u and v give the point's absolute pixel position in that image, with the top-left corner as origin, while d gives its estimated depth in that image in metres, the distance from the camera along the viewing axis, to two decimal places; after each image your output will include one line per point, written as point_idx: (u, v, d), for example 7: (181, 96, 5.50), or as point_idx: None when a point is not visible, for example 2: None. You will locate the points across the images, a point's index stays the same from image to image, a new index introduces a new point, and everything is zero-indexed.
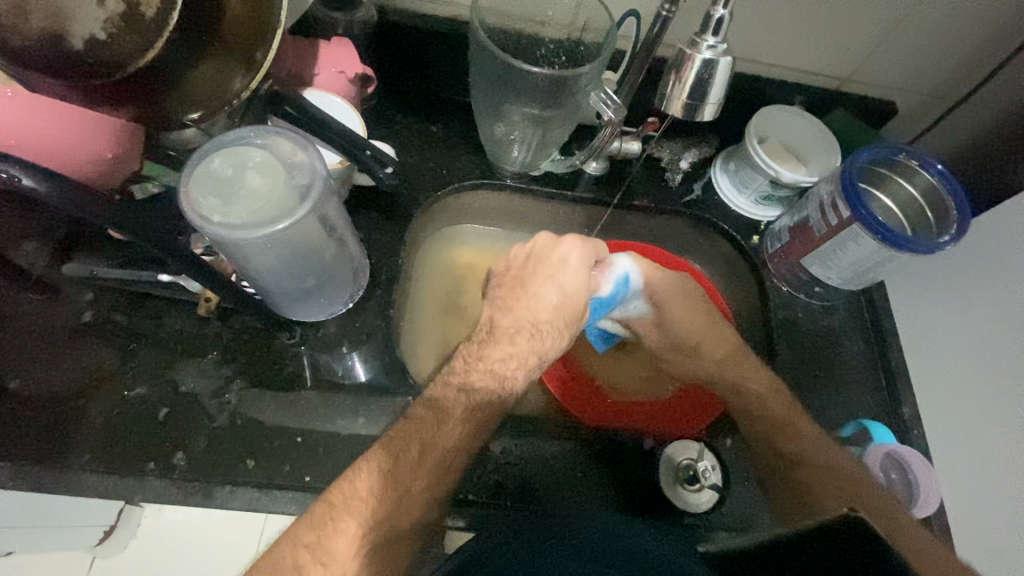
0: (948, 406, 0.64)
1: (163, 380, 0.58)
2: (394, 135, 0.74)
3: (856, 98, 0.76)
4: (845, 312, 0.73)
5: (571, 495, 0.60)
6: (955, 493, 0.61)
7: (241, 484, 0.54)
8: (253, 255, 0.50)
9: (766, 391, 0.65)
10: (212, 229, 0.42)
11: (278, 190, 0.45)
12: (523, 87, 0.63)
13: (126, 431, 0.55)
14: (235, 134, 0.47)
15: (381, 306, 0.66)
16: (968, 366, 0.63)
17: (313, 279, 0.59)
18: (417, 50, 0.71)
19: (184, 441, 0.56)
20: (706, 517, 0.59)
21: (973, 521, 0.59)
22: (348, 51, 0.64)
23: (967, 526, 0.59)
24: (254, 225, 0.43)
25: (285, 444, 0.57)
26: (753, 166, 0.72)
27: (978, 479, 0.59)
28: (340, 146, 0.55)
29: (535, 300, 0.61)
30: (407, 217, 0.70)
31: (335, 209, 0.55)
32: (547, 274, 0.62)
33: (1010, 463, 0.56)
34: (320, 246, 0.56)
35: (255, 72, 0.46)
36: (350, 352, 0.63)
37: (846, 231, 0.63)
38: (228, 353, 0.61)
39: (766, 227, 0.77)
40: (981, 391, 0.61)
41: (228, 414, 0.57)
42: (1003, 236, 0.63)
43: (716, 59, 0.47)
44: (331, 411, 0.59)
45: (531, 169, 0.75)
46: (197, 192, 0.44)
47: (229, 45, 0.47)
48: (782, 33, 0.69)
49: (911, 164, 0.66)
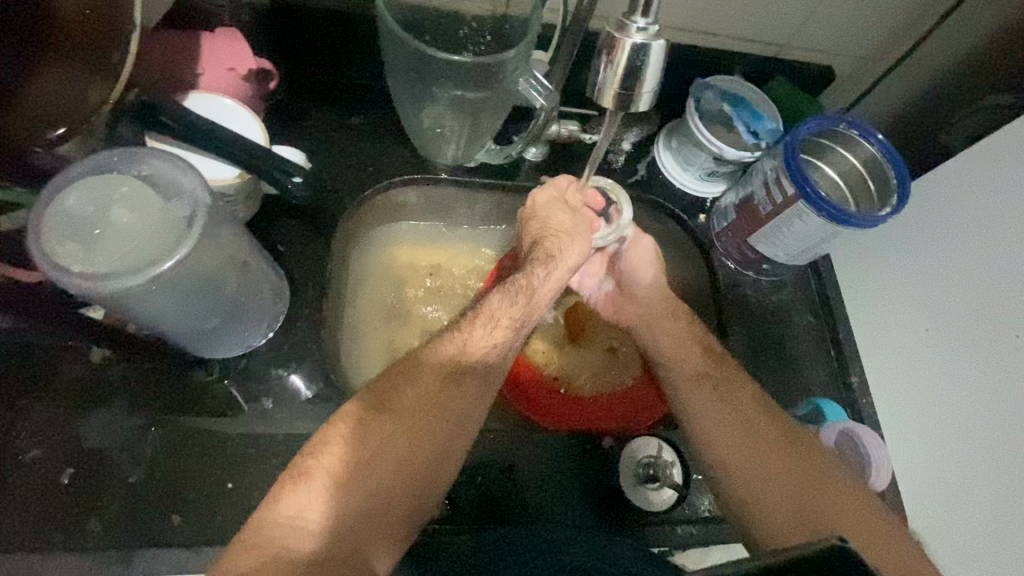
0: (908, 379, 0.63)
1: (62, 438, 0.51)
2: (309, 133, 0.66)
3: (795, 64, 0.74)
4: (792, 287, 0.72)
5: (536, 505, 0.58)
6: (919, 465, 0.61)
7: (166, 545, 0.49)
8: (139, 303, 0.42)
9: (697, 406, 0.60)
10: (72, 283, 0.34)
11: (153, 227, 0.38)
12: (444, 74, 0.57)
13: (24, 501, 0.49)
14: (92, 159, 0.39)
15: (312, 325, 0.60)
16: (902, 326, 0.65)
17: (220, 315, 0.52)
18: (324, 35, 0.63)
19: (97, 505, 0.49)
20: (665, 515, 0.58)
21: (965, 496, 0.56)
22: (237, 45, 0.54)
23: (943, 497, 0.58)
24: (125, 272, 0.36)
25: (213, 492, 0.51)
26: (696, 143, 0.69)
27: (938, 434, 0.59)
28: (237, 159, 0.47)
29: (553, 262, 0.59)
30: (333, 223, 0.64)
31: (229, 232, 0.47)
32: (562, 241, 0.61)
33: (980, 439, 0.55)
34: (223, 275, 0.48)
35: (113, 81, 0.38)
36: (281, 380, 0.57)
37: (792, 209, 0.62)
38: (135, 399, 0.54)
39: (711, 205, 0.75)
40: (953, 344, 0.59)
41: (144, 468, 0.51)
42: (943, 206, 0.63)
43: (648, 43, 0.42)
44: (263, 450, 0.54)
45: (466, 161, 0.69)
46: (47, 235, 0.36)
47: (74, 54, 0.38)
48: (717, 2, 0.66)
49: (851, 134, 0.64)
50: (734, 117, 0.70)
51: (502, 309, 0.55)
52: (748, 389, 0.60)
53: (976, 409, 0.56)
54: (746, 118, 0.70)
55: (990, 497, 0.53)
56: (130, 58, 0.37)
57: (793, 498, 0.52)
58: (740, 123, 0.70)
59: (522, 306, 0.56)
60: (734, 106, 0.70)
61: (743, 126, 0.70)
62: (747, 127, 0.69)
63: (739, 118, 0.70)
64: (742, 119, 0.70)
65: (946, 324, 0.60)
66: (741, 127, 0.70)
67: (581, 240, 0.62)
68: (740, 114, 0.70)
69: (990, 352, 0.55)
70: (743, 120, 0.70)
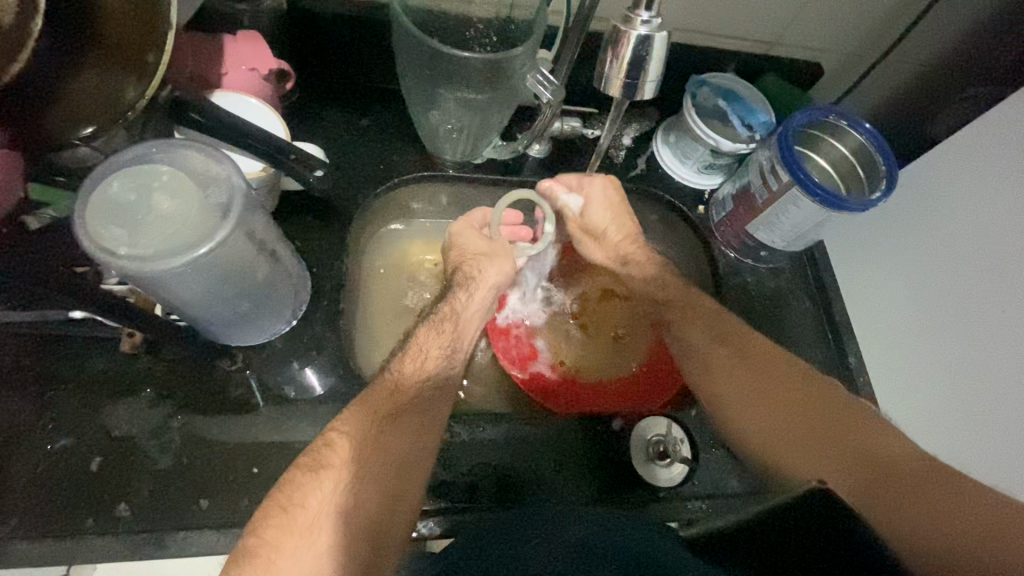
0: (914, 339, 0.65)
1: (92, 427, 0.53)
2: (322, 133, 0.69)
3: (785, 61, 0.77)
4: (789, 273, 0.75)
5: (551, 484, 0.60)
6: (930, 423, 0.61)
7: (196, 528, 0.50)
8: (176, 287, 0.45)
9: (711, 368, 0.61)
10: (120, 264, 0.37)
11: (191, 213, 0.40)
12: (455, 73, 0.59)
13: (56, 488, 0.50)
14: (133, 152, 0.41)
15: (330, 316, 0.62)
16: (899, 300, 0.67)
17: (247, 303, 0.54)
18: (337, 39, 0.66)
19: (127, 491, 0.51)
20: (677, 490, 0.60)
21: (975, 433, 0.56)
22: (258, 47, 0.57)
23: (957, 437, 0.58)
24: (164, 255, 0.38)
25: (240, 478, 0.53)
26: (694, 137, 0.72)
27: (953, 380, 0.59)
28: (263, 153, 0.50)
29: (473, 285, 0.66)
30: (348, 219, 0.66)
31: (260, 221, 0.50)
32: (484, 263, 0.68)
33: (988, 380, 0.56)
34: (252, 264, 0.51)
35: (150, 79, 0.40)
36: (302, 369, 0.59)
37: (787, 196, 0.65)
38: (162, 389, 0.55)
39: (709, 196, 0.78)
40: (953, 299, 0.61)
41: (172, 454, 0.53)
42: (937, 179, 0.66)
43: (652, 34, 0.45)
44: (287, 435, 0.56)
45: (473, 158, 0.72)
46: (95, 221, 0.38)
47: (114, 52, 0.40)
48: (711, 2, 0.69)
49: (840, 124, 0.67)
50: (729, 114, 0.73)
51: (429, 341, 0.60)
52: (771, 352, 0.60)
53: (979, 355, 0.57)
54: (741, 114, 0.72)
55: (1004, 430, 0.53)
56: (164, 59, 0.39)
57: (815, 451, 0.51)
58: (735, 118, 0.73)
59: (449, 335, 0.62)
60: (729, 103, 0.73)
61: (739, 123, 0.72)
62: (742, 123, 0.72)
63: (734, 115, 0.73)
64: (738, 115, 0.73)
65: (951, 278, 0.61)
66: (736, 123, 0.73)
67: (505, 264, 0.69)
68: (735, 111, 0.73)
69: (992, 294, 0.57)
70: (738, 116, 0.72)
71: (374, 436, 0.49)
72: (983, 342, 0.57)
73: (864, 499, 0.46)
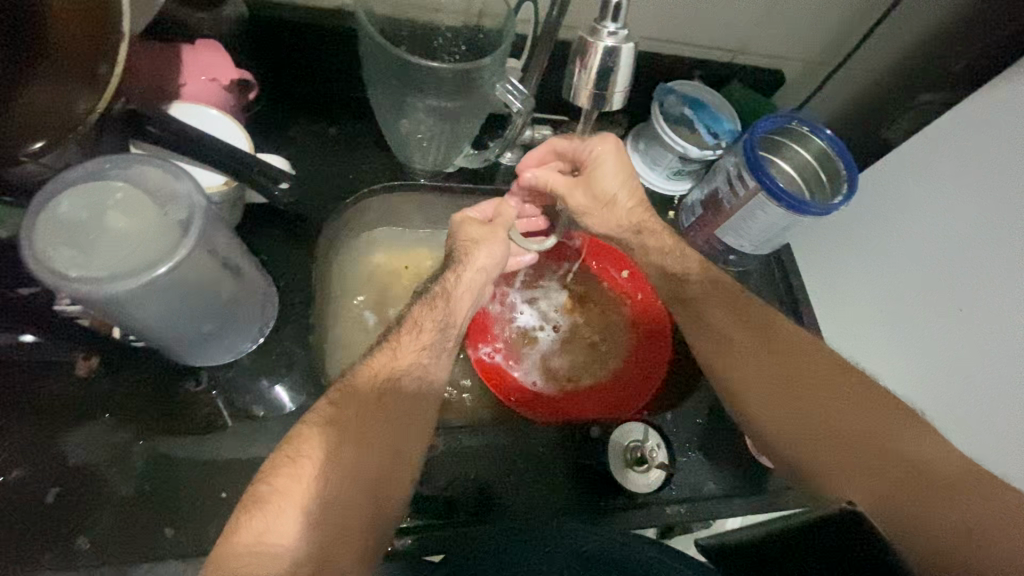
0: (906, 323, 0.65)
1: (47, 457, 0.50)
2: (288, 144, 0.67)
3: (749, 69, 0.79)
4: (758, 276, 0.77)
5: (531, 494, 0.60)
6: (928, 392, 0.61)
7: (162, 557, 0.48)
8: (135, 309, 0.43)
9: (729, 353, 0.59)
10: (72, 286, 0.35)
11: (148, 230, 0.39)
12: (425, 82, 0.59)
13: (9, 523, 0.48)
14: (85, 169, 0.40)
15: (300, 331, 0.60)
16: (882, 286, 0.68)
17: (212, 323, 0.52)
18: (300, 47, 0.64)
19: (87, 522, 0.48)
20: (655, 494, 0.61)
21: (973, 410, 0.56)
22: (219, 55, 0.55)
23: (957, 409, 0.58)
24: (121, 275, 0.37)
25: (208, 502, 0.51)
26: (662, 144, 0.73)
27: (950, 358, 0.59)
28: (227, 166, 0.49)
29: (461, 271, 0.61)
30: (316, 231, 0.65)
31: (223, 237, 0.48)
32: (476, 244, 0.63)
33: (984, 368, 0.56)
34: (217, 281, 0.49)
35: (101, 91, 0.38)
36: (271, 387, 0.57)
37: (754, 201, 0.66)
38: (123, 414, 0.53)
39: (679, 201, 0.79)
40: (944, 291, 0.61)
41: (135, 482, 0.51)
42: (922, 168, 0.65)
43: (618, 46, 0.45)
44: (257, 457, 0.54)
45: (444, 167, 0.71)
46: (45, 242, 0.37)
47: (61, 64, 0.38)
48: (675, 12, 0.70)
49: (802, 130, 0.70)
50: (695, 123, 0.74)
51: (424, 314, 0.56)
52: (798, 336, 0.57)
53: (973, 341, 0.57)
54: (706, 123, 0.74)
55: (1003, 408, 0.54)
56: (117, 70, 0.38)
57: (842, 450, 0.50)
58: (701, 128, 0.74)
59: (443, 309, 0.57)
60: (695, 111, 0.74)
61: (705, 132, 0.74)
62: (708, 132, 0.74)
63: (700, 123, 0.74)
64: (703, 124, 0.74)
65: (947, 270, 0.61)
66: (702, 132, 0.74)
67: (497, 247, 0.63)
68: (701, 119, 0.74)
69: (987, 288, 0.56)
70: (705, 124, 0.74)
71: (354, 443, 0.46)
72: (978, 336, 0.57)
73: (893, 504, 0.46)
